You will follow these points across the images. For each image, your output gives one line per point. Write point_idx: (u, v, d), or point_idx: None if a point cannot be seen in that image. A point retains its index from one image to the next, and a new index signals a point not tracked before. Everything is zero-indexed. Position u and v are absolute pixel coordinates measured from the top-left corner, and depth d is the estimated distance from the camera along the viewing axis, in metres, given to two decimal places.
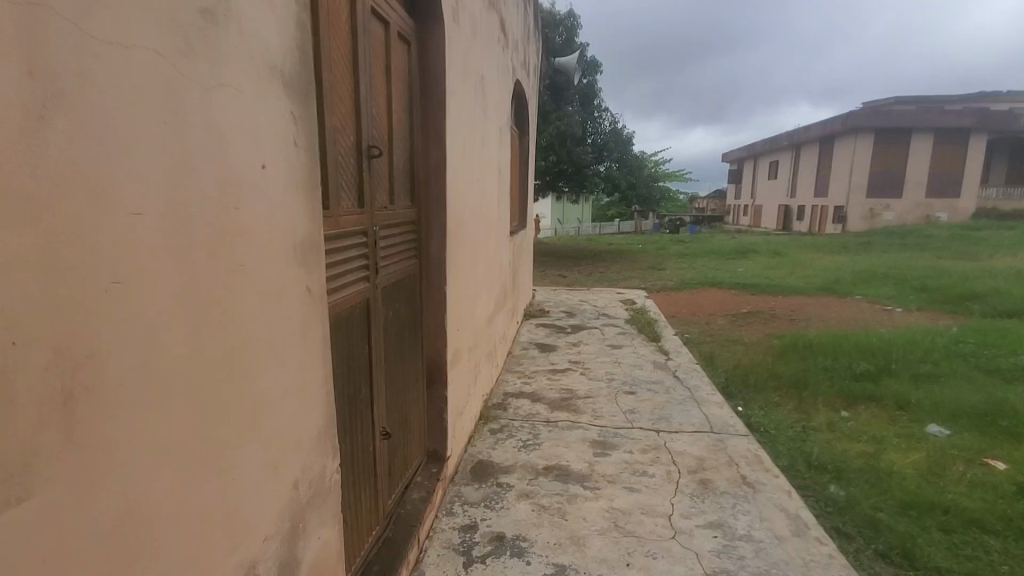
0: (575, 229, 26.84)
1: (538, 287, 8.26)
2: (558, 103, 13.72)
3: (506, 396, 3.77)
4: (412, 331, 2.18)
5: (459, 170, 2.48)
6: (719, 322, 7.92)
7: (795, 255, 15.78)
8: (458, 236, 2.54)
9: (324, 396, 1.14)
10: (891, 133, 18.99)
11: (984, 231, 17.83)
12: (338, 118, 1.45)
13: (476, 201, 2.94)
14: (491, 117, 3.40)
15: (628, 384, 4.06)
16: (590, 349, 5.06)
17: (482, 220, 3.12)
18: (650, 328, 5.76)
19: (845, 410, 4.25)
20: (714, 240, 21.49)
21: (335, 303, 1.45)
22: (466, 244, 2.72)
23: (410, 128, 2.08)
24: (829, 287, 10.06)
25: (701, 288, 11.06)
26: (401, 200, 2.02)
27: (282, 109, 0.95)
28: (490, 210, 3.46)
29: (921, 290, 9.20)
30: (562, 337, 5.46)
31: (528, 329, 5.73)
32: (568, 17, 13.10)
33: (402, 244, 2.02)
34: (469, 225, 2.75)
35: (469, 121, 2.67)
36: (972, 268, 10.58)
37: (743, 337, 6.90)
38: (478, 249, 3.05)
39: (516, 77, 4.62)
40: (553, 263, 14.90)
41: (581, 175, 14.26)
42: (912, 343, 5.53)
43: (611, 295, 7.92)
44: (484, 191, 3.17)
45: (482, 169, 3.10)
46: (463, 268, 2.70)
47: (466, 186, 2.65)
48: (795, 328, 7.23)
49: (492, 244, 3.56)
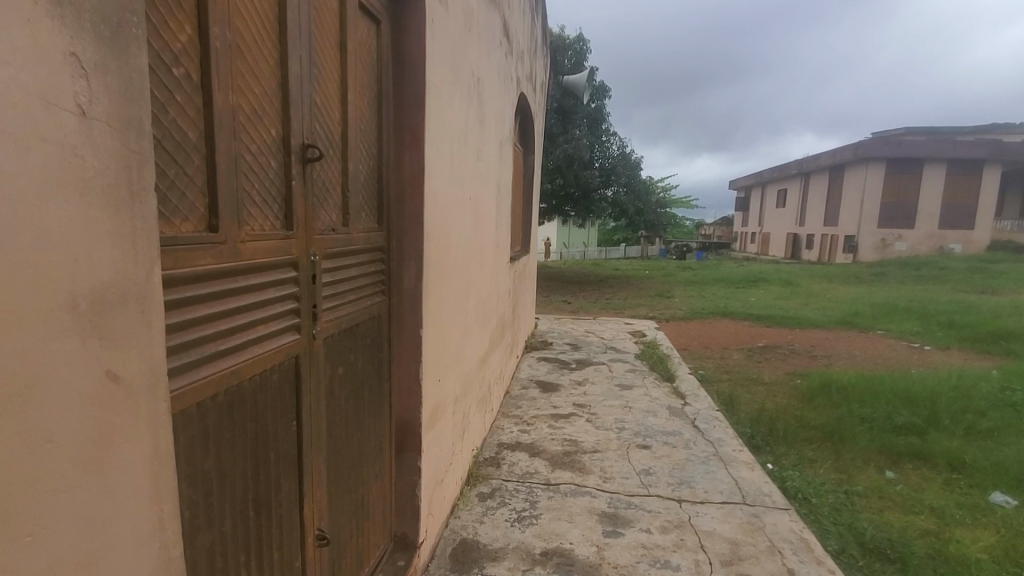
0: (580, 254, 26.44)
1: (542, 316, 7.78)
2: (566, 126, 13.45)
3: (500, 449, 3.25)
4: (376, 387, 1.71)
5: (445, 184, 2.03)
6: (734, 357, 7.39)
7: (809, 286, 15.22)
8: (442, 267, 2.07)
9: (157, 543, 0.69)
10: (904, 163, 18.63)
11: (1004, 263, 17.22)
12: (247, 100, 1.01)
13: (467, 224, 2.48)
14: (490, 130, 2.97)
15: (640, 435, 3.52)
16: (597, 389, 4.54)
17: (474, 248, 2.67)
18: (663, 365, 5.24)
19: (890, 470, 3.70)
20: (723, 268, 20.98)
21: (233, 367, 0.99)
22: (454, 275, 2.26)
23: (380, 129, 1.65)
24: (849, 321, 9.50)
25: (712, 318, 10.52)
26: (362, 220, 1.56)
27: (50, 50, 0.54)
28: (486, 236, 3.01)
29: (949, 327, 8.62)
30: (566, 375, 4.94)
31: (527, 364, 5.22)
32: (577, 41, 12.97)
33: (361, 278, 1.56)
34: (457, 251, 2.29)
35: (460, 128, 2.23)
36: (1001, 304, 9.98)
37: (762, 374, 6.37)
38: (469, 280, 2.58)
39: (520, 89, 4.23)
40: (559, 289, 14.42)
41: (588, 199, 13.89)
42: (954, 388, 4.98)
43: (619, 325, 7.42)
44: (477, 214, 2.72)
45: (477, 186, 2.65)
46: (449, 304, 2.22)
47: (454, 207, 2.20)
48: (818, 366, 6.69)
49: (487, 276, 3.10)
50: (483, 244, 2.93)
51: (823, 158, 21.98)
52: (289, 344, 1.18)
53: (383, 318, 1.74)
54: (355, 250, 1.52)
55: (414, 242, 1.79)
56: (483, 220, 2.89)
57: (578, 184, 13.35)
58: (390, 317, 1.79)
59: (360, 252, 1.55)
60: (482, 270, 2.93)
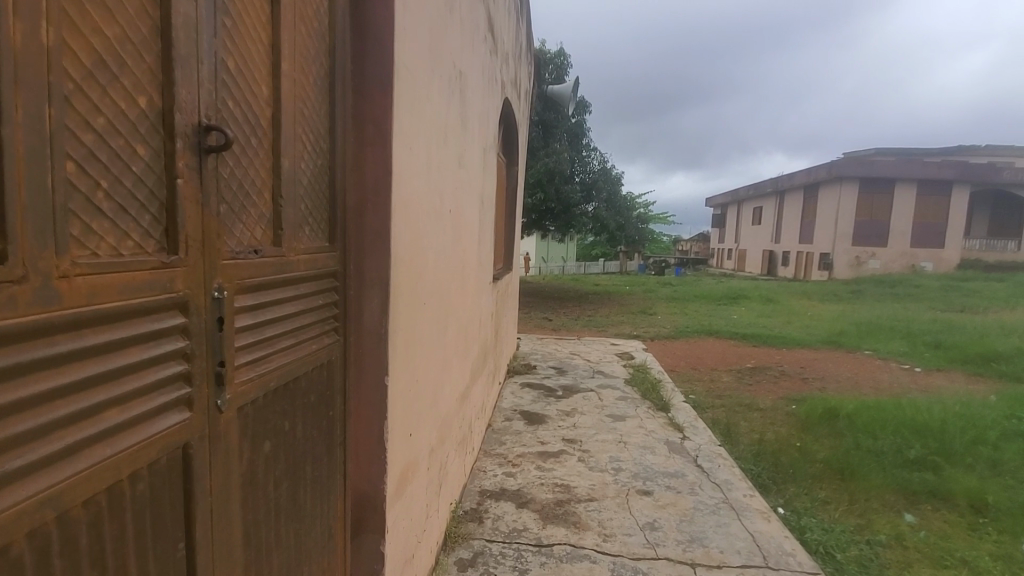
0: (559, 270, 26.21)
1: (523, 336, 7.39)
2: (547, 140, 13.24)
3: (482, 497, 2.82)
4: (323, 459, 1.28)
5: (420, 192, 1.63)
6: (725, 379, 7.10)
7: (790, 303, 15.23)
8: (414, 293, 1.66)
9: None
10: (877, 183, 19.00)
11: (975, 282, 17.59)
12: (81, 47, 0.63)
13: (446, 241, 2.08)
14: (473, 133, 2.59)
15: (640, 478, 3.13)
16: (586, 421, 4.14)
17: (454, 268, 2.26)
18: (655, 392, 4.89)
19: (909, 513, 3.40)
20: (702, 284, 20.98)
21: (44, 487, 0.60)
22: (428, 302, 1.85)
23: (332, 117, 1.26)
24: (834, 341, 9.38)
25: (696, 336, 10.29)
26: (305, 237, 1.16)
27: None
28: (468, 254, 2.61)
29: (936, 348, 8.52)
30: (552, 404, 4.53)
31: (510, 391, 4.80)
32: (558, 56, 12.84)
33: (302, 315, 1.15)
34: (433, 273, 1.88)
35: (439, 125, 1.84)
36: (980, 324, 10.04)
37: (756, 399, 6.07)
38: (447, 307, 2.17)
39: (505, 94, 3.88)
40: (539, 305, 14.07)
41: (569, 214, 13.63)
42: (959, 416, 4.75)
43: (605, 345, 7.07)
44: (458, 228, 2.32)
45: (457, 197, 2.26)
46: (423, 339, 1.80)
47: (430, 218, 1.79)
48: (812, 391, 6.44)
49: (469, 300, 2.70)
50: (465, 264, 2.52)
51: (798, 177, 22.33)
52: (173, 427, 0.78)
53: (335, 364, 1.32)
54: (293, 278, 1.10)
55: (378, 263, 1.38)
56: (464, 236, 2.49)
57: (558, 199, 13.10)
58: (345, 361, 1.37)
59: (302, 281, 1.14)
60: (463, 293, 2.53)
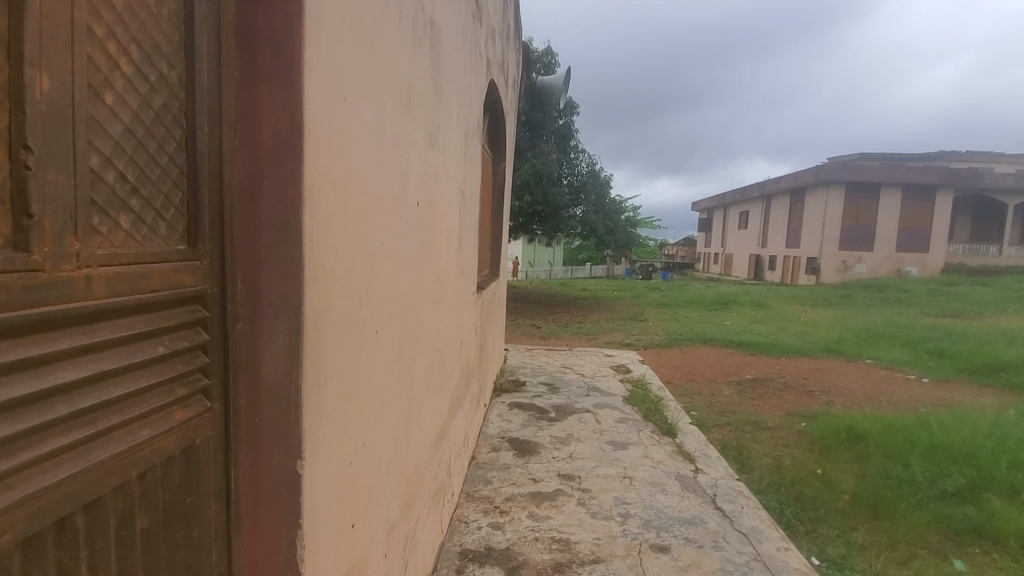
0: (545, 274, 25.77)
1: (510, 347, 6.87)
2: (534, 142, 12.77)
3: (464, 561, 2.28)
4: None
5: (364, 168, 1.09)
6: (726, 392, 6.64)
7: (781, 309, 14.94)
8: (356, 318, 1.11)
9: None
10: (864, 188, 18.94)
11: (962, 287, 17.55)
12: None
13: (411, 242, 1.53)
14: (450, 110, 2.06)
15: (653, 529, 2.61)
16: (584, 450, 3.62)
17: (422, 277, 1.72)
18: (659, 413, 4.39)
19: (958, 558, 2.95)
20: (689, 289, 20.67)
21: None
22: (382, 331, 1.30)
23: (187, 26, 0.73)
24: (833, 348, 9.02)
25: (690, 345, 9.87)
26: (116, 237, 0.63)
27: None
28: (443, 260, 2.08)
29: (939, 357, 8.18)
30: (544, 429, 4.00)
31: (497, 414, 4.26)
32: (546, 55, 12.42)
33: (102, 381, 0.62)
34: (389, 284, 1.33)
35: (398, 79, 1.30)
36: (978, 330, 9.80)
37: (762, 416, 5.61)
38: (413, 329, 1.63)
39: (489, 75, 3.37)
40: (525, 311, 13.56)
41: (557, 218, 13.17)
42: (987, 436, 4.35)
43: (598, 357, 6.59)
44: (429, 226, 1.78)
45: (428, 185, 1.72)
46: (374, 382, 1.25)
47: (384, 210, 1.25)
48: (820, 406, 6.01)
49: (445, 318, 2.17)
50: (438, 275, 1.99)
51: (785, 182, 22.21)
52: None
53: (202, 451, 0.78)
54: (79, 313, 0.58)
55: (279, 280, 0.83)
56: (437, 238, 1.95)
57: (546, 202, 12.64)
58: (225, 439, 0.83)
59: (103, 313, 0.61)
60: (436, 309, 1.99)
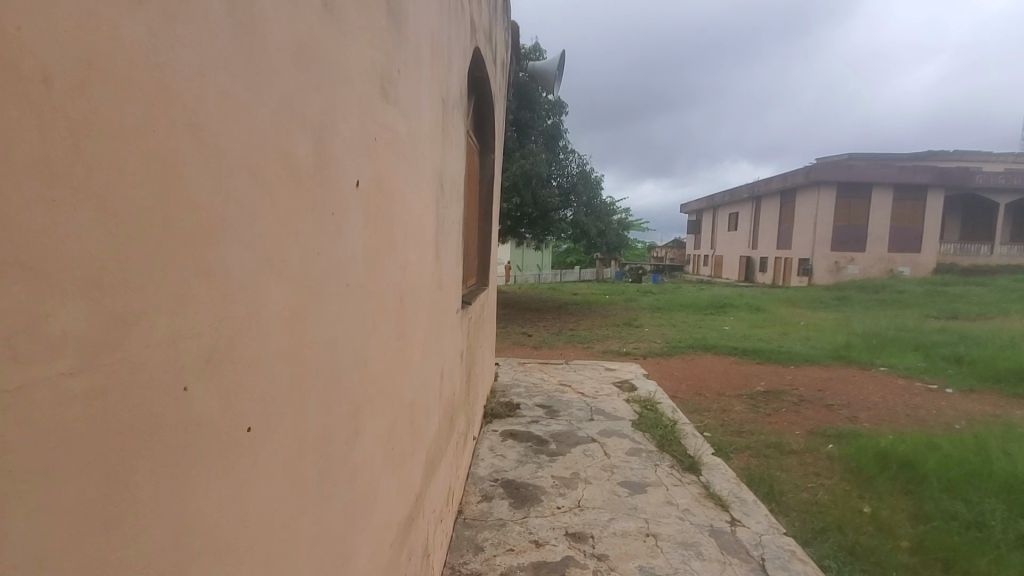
0: (534, 278, 25.15)
1: (502, 362, 6.23)
2: (522, 141, 12.13)
3: None
4: None
5: (163, 63, 0.46)
6: (738, 408, 6.07)
7: (778, 312, 14.51)
8: (157, 420, 0.47)
9: None
10: (855, 188, 18.69)
11: (956, 286, 17.32)
12: None
13: (341, 244, 0.89)
14: (420, 57, 1.44)
15: None
16: (595, 496, 3.00)
17: (368, 300, 1.07)
18: (676, 442, 3.79)
19: None
20: (682, 292, 20.21)
21: None
22: (266, 420, 0.65)
23: None
24: (841, 355, 8.53)
25: (690, 352, 9.31)
26: None
27: None
28: (410, 272, 1.44)
29: (957, 364, 7.70)
30: (545, 466, 3.38)
31: (488, 447, 3.63)
32: (534, 51, 11.87)
33: None
34: (283, 327, 0.69)
35: None
36: (987, 334, 9.41)
37: (783, 437, 5.04)
38: (352, 390, 0.98)
39: (475, 43, 2.77)
40: (515, 318, 12.92)
41: (547, 221, 12.57)
42: None
43: (598, 371, 5.99)
44: (382, 219, 1.14)
45: (378, 156, 1.09)
46: (241, 534, 0.60)
47: (259, 179, 0.61)
48: (844, 424, 5.46)
49: (414, 354, 1.52)
50: (401, 294, 1.34)
51: (775, 183, 21.92)
52: None
53: None
54: None
55: None
56: (399, 238, 1.32)
57: (536, 204, 12.04)
58: None
59: None
60: (399, 344, 1.35)
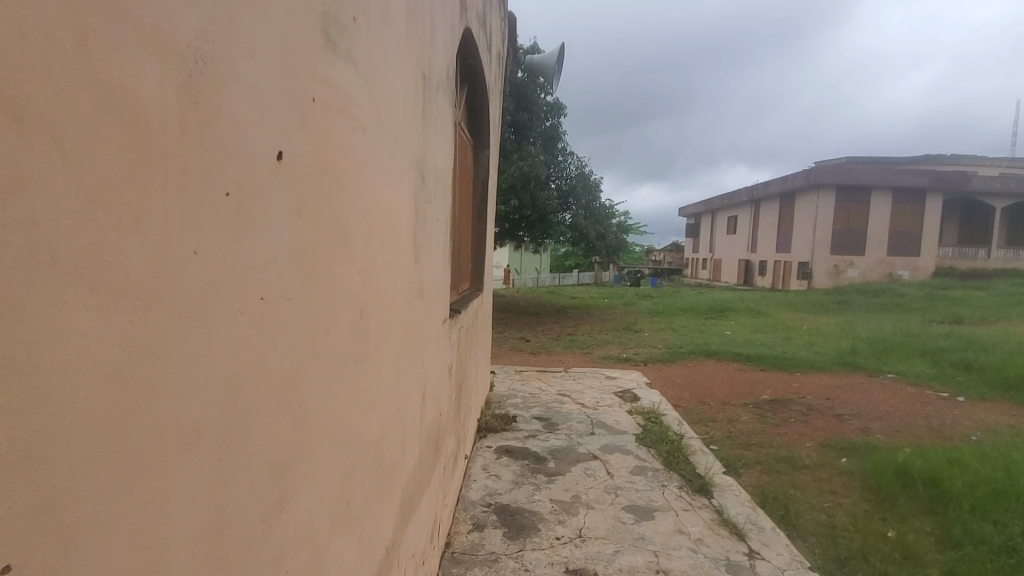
0: (532, 282, 24.92)
1: (498, 370, 5.95)
2: (520, 143, 11.85)
3: None
4: None
5: None
6: (744, 418, 5.80)
7: (780, 316, 14.27)
8: None
9: None
10: (855, 192, 18.52)
11: (957, 290, 17.10)
12: None
13: (241, 242, 0.62)
14: (388, 13, 1.18)
15: None
16: (597, 524, 2.71)
17: (302, 320, 0.80)
18: (684, 460, 3.52)
19: None
20: (682, 296, 19.94)
21: None
22: (30, 543, 0.38)
23: None
24: (847, 360, 8.28)
25: (693, 358, 9.04)
26: None
27: None
28: (375, 280, 1.16)
29: (968, 370, 7.45)
30: (543, 489, 3.10)
31: (481, 467, 3.35)
32: (534, 51, 11.65)
33: None
34: (84, 378, 0.41)
35: None
36: (996, 339, 9.16)
37: (794, 450, 4.75)
38: (270, 445, 0.71)
39: (465, 22, 2.51)
40: (514, 323, 12.63)
41: (546, 223, 12.32)
42: None
43: (598, 380, 5.71)
44: (327, 212, 0.87)
45: (318, 128, 0.82)
46: None
47: (15, 127, 0.35)
48: (857, 435, 5.18)
49: (383, 379, 1.25)
50: (361, 307, 1.07)
51: (774, 186, 21.76)
52: None
53: None
54: None
55: None
56: (359, 238, 1.04)
57: (534, 206, 11.79)
58: None
59: None
60: (359, 369, 1.07)
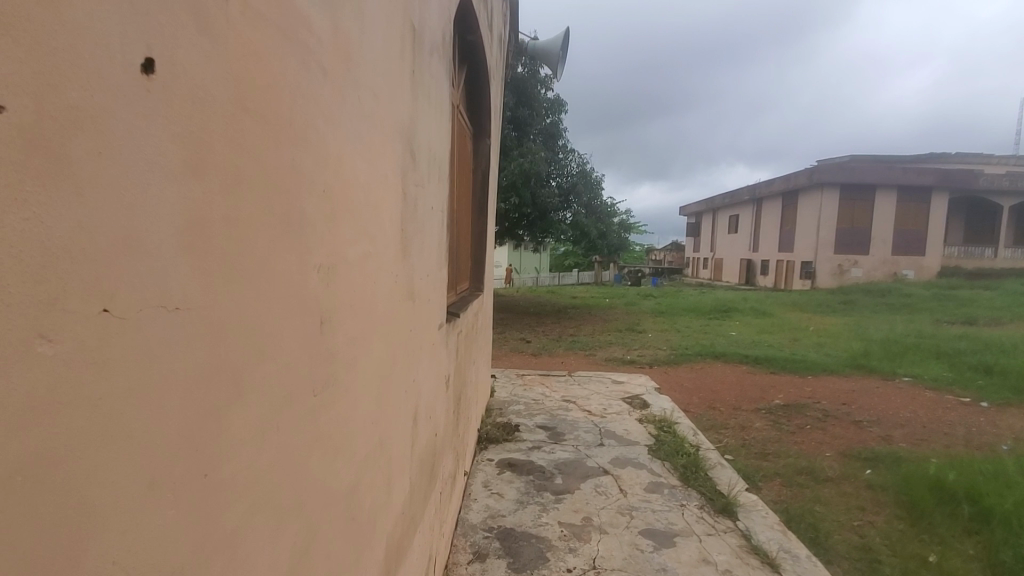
0: (531, 282, 24.63)
1: (499, 375, 5.65)
2: (520, 139, 11.54)
3: None
4: None
5: None
6: (758, 425, 5.51)
7: (785, 316, 13.99)
8: None
9: None
10: (858, 190, 18.24)
11: (964, 290, 16.84)
12: None
13: (39, 210, 0.34)
14: None
15: None
16: (612, 553, 2.42)
17: (207, 341, 0.51)
18: (703, 476, 3.23)
19: None
20: (684, 295, 19.64)
21: None
22: None
23: None
24: (859, 363, 8.00)
25: (699, 360, 8.75)
26: None
27: None
28: (345, 279, 0.87)
29: (986, 374, 7.17)
30: (551, 510, 2.80)
31: (482, 484, 3.06)
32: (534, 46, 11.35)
33: None
34: None
35: None
36: (1011, 341, 8.87)
37: (815, 461, 4.46)
38: (138, 554, 0.42)
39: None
40: (514, 323, 12.33)
41: (546, 221, 12.03)
42: None
43: (604, 385, 5.42)
44: (259, 179, 0.58)
45: (237, 44, 0.53)
46: None
47: None
48: (879, 444, 4.89)
49: (358, 407, 0.96)
50: (323, 317, 0.78)
51: (776, 185, 21.46)
52: None
53: None
54: None
55: None
56: (318, 221, 0.75)
57: (534, 204, 11.49)
58: None
59: None
60: (321, 403, 0.78)
